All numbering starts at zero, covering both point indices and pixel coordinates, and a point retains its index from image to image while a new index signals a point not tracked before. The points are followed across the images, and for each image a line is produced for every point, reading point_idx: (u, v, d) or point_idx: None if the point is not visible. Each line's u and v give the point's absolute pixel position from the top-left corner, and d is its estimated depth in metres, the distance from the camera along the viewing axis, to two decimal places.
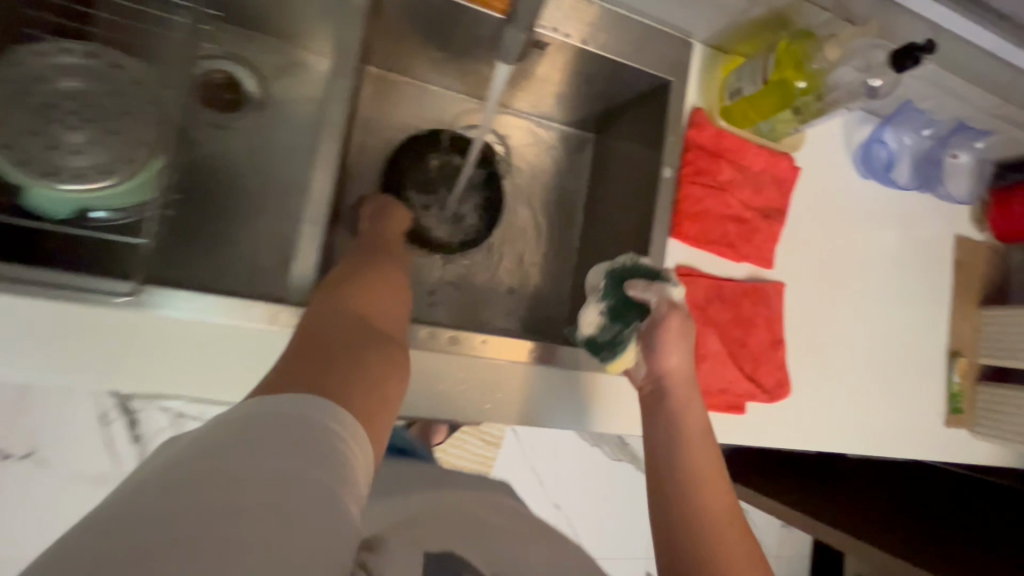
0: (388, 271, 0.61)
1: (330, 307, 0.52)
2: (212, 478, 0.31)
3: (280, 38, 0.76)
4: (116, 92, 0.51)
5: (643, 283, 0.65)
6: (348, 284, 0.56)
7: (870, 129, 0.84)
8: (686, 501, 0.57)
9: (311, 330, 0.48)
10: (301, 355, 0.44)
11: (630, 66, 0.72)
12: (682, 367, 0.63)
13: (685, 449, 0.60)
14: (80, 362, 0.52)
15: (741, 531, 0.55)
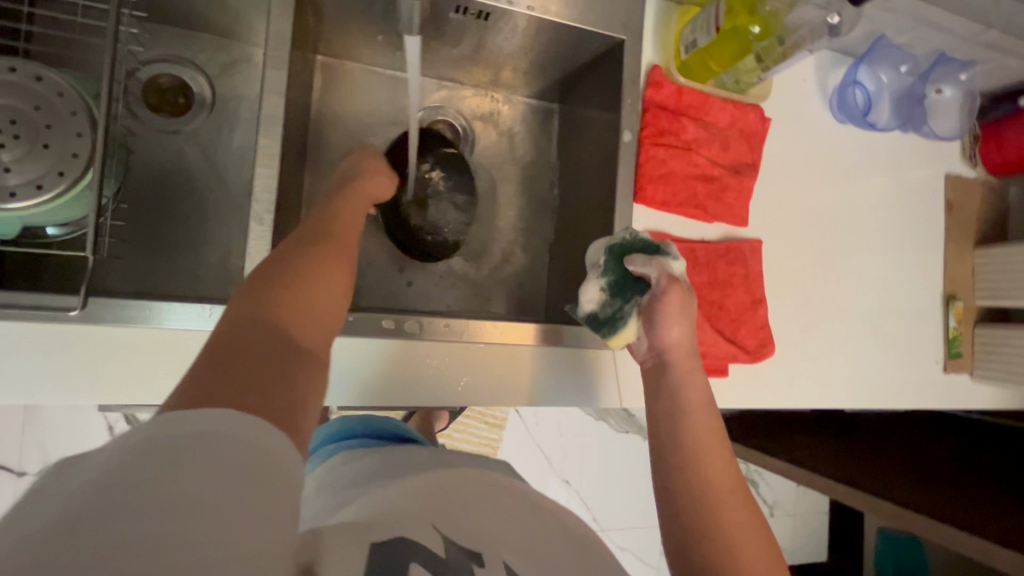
0: (342, 232, 0.53)
1: (271, 281, 0.42)
2: (130, 483, 0.24)
3: (222, 35, 0.74)
4: (36, 106, 0.49)
5: (641, 258, 0.63)
6: (297, 250, 0.46)
7: (844, 71, 0.80)
8: (695, 483, 0.54)
9: (243, 315, 0.38)
10: (235, 351, 0.34)
11: (579, 27, 0.69)
12: (681, 339, 0.61)
13: (693, 430, 0.57)
14: (38, 379, 0.52)
15: (742, 504, 0.54)
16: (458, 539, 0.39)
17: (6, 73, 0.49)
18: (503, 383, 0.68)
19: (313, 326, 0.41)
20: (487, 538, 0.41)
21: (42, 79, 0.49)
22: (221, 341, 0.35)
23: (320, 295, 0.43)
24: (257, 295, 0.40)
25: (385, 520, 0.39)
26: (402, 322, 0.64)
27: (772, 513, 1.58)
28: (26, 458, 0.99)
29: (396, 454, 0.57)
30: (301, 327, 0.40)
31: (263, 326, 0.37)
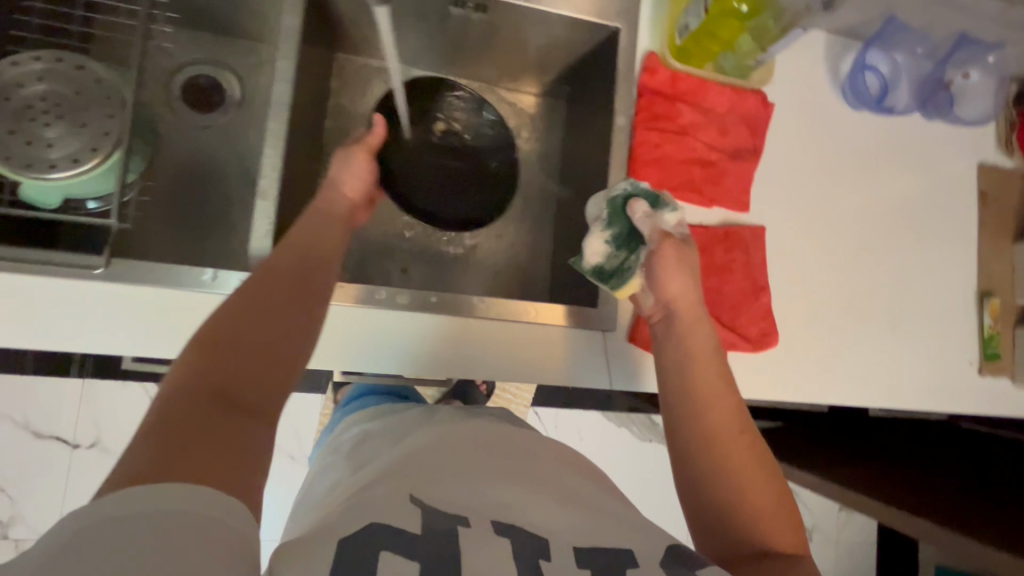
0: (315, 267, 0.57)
1: (225, 338, 0.46)
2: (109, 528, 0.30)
3: (251, 38, 0.81)
4: (77, 92, 0.56)
5: (643, 209, 0.64)
6: (259, 292, 0.51)
7: (855, 56, 0.78)
8: (703, 425, 0.54)
9: (190, 379, 0.42)
10: (185, 416, 0.39)
11: (574, 18, 0.72)
12: (686, 290, 0.62)
13: (703, 384, 0.56)
14: (68, 331, 0.59)
15: (754, 440, 0.54)
16: (439, 505, 0.41)
17: (53, 63, 0.56)
18: (515, 361, 0.69)
19: (269, 375, 0.46)
20: (474, 503, 0.42)
21: (83, 68, 0.57)
22: (175, 406, 0.40)
23: (272, 345, 0.48)
24: (208, 354, 0.44)
25: (365, 503, 0.41)
26: (395, 297, 0.67)
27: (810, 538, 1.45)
28: (81, 432, 1.17)
29: (401, 428, 0.61)
30: (253, 379, 0.45)
31: (211, 388, 0.42)
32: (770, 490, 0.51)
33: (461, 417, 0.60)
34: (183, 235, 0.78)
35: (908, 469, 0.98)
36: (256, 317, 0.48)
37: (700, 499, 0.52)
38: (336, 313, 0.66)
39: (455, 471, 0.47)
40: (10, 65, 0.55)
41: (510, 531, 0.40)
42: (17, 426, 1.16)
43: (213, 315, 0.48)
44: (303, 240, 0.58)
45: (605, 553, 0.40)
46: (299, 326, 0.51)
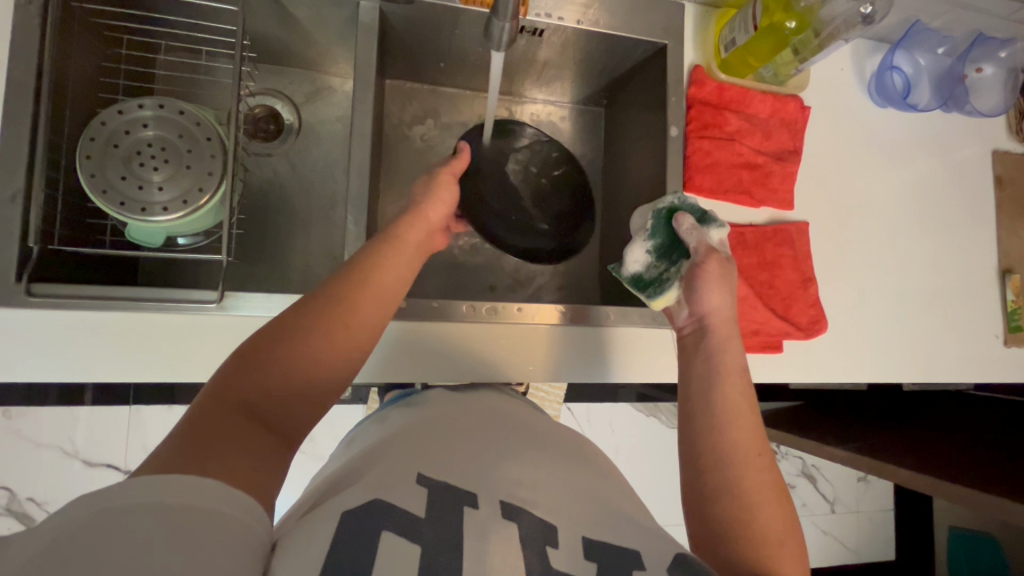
0: (370, 270, 0.55)
1: (278, 349, 0.46)
2: (112, 518, 0.30)
3: (308, 68, 0.84)
4: (180, 135, 0.60)
5: (689, 223, 0.68)
6: (323, 313, 0.50)
7: (880, 58, 0.83)
8: (720, 442, 0.55)
9: (239, 387, 0.43)
10: (221, 425, 0.40)
11: (625, 35, 0.75)
12: (723, 306, 0.63)
13: (732, 390, 0.58)
14: (178, 362, 0.60)
15: (766, 467, 0.54)
16: (446, 483, 0.44)
17: (158, 110, 0.60)
18: (507, 352, 0.72)
19: (304, 403, 0.47)
20: (518, 493, 0.45)
21: (183, 112, 0.60)
22: (214, 411, 0.41)
23: (317, 374, 0.48)
24: (258, 362, 0.45)
25: (383, 483, 0.44)
26: (479, 306, 0.70)
27: (833, 510, 1.43)
28: (130, 457, 1.11)
29: (422, 405, 0.64)
30: (288, 403, 0.45)
31: (251, 404, 0.43)
32: (775, 508, 0.52)
33: (489, 408, 0.62)
34: (257, 262, 0.80)
35: (930, 436, 1.03)
36: (308, 336, 0.48)
37: (698, 508, 0.53)
38: (424, 328, 0.70)
39: (492, 466, 0.48)
40: (118, 114, 0.59)
41: (518, 515, 0.42)
42: (66, 454, 1.09)
43: (273, 323, 0.49)
44: (365, 268, 0.55)
45: (610, 547, 0.42)
46: (346, 359, 0.50)
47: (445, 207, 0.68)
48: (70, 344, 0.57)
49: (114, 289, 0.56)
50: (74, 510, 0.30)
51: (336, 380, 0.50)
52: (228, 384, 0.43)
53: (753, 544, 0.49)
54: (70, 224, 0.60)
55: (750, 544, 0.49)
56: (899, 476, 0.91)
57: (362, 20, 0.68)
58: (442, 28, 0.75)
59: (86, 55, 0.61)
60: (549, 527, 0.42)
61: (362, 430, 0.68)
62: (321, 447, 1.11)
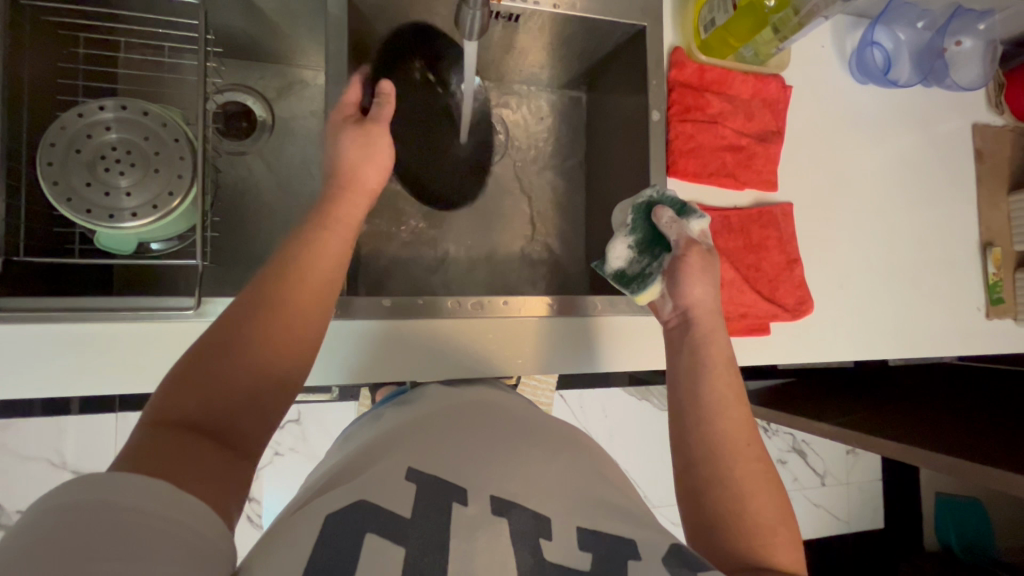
0: (342, 270, 0.54)
1: (221, 355, 0.44)
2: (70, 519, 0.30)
3: (279, 61, 0.81)
4: (145, 138, 0.58)
5: (668, 216, 0.67)
6: (267, 311, 0.47)
7: (861, 34, 0.83)
8: (709, 432, 0.55)
9: (181, 400, 0.41)
10: (165, 442, 0.38)
11: (604, 18, 0.74)
12: (706, 296, 0.63)
13: (721, 378, 0.58)
14: (159, 371, 0.58)
15: (756, 455, 0.54)
16: (433, 479, 0.44)
17: (120, 111, 0.57)
18: (495, 347, 0.71)
19: (260, 407, 0.45)
20: (512, 486, 0.45)
21: (147, 113, 0.58)
22: (157, 429, 0.39)
23: (266, 375, 0.45)
24: (200, 372, 0.43)
25: (370, 483, 0.43)
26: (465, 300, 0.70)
27: (823, 483, 1.46)
28: None
29: (414, 403, 0.63)
30: (240, 409, 0.43)
31: (197, 416, 0.41)
32: (768, 496, 0.52)
33: (480, 404, 0.61)
34: (237, 265, 0.78)
35: (915, 408, 1.05)
36: (263, 333, 0.46)
37: (692, 498, 0.53)
38: (411, 325, 0.69)
39: (479, 460, 0.48)
40: (78, 117, 0.56)
41: (508, 510, 0.42)
42: (54, 466, 1.07)
43: (214, 327, 0.46)
44: (316, 260, 0.52)
45: (604, 538, 0.41)
46: (298, 357, 0.48)
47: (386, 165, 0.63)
48: (46, 359, 0.55)
49: (86, 300, 0.54)
50: (39, 511, 0.31)
51: (290, 379, 0.48)
52: (189, 384, 0.42)
53: (746, 533, 0.50)
54: (35, 234, 0.58)
55: (743, 532, 0.50)
56: (887, 449, 0.92)
57: (332, 10, 0.66)
58: (417, 15, 0.72)
59: (41, 57, 0.59)
60: (542, 518, 0.42)
61: (358, 426, 0.67)
62: (314, 446, 1.10)
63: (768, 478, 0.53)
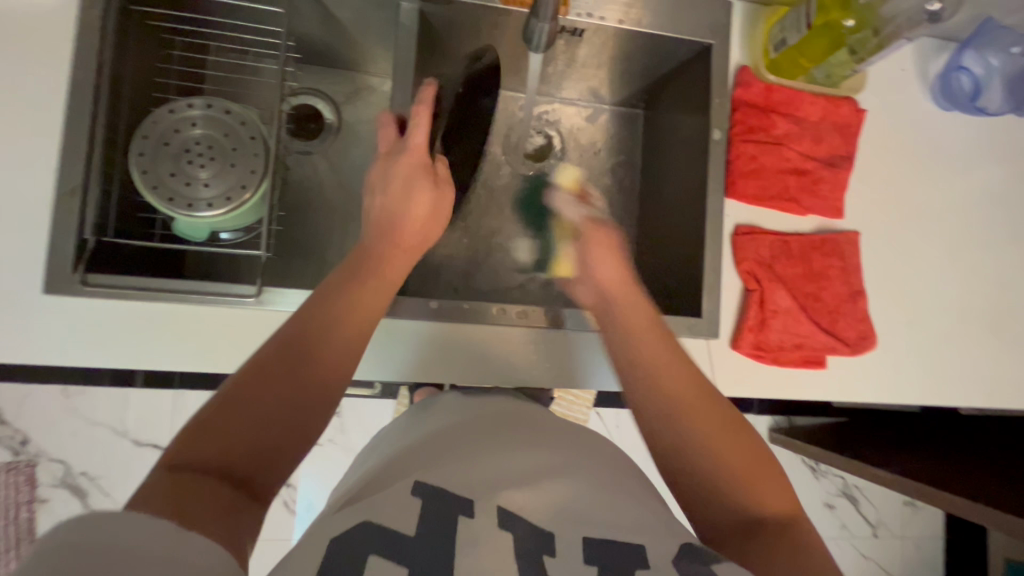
0: (361, 294, 0.53)
1: (238, 394, 0.43)
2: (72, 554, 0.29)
3: (349, 68, 0.85)
4: (226, 135, 0.62)
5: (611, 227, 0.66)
6: (293, 357, 0.46)
7: (946, 58, 0.78)
8: (664, 404, 0.51)
9: (199, 446, 0.40)
10: (179, 489, 0.37)
11: (669, 35, 0.73)
12: (615, 274, 0.61)
13: (677, 375, 0.52)
14: (216, 354, 0.61)
15: (713, 407, 0.51)
16: (440, 491, 0.43)
17: (206, 109, 0.62)
18: (534, 358, 0.71)
19: (282, 444, 0.43)
20: (533, 495, 0.44)
21: (230, 112, 0.63)
22: (172, 474, 0.38)
23: (290, 423, 0.44)
24: (221, 418, 0.41)
25: (376, 502, 0.42)
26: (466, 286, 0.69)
27: (875, 534, 1.35)
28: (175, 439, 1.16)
29: (431, 419, 0.62)
30: (262, 456, 0.42)
31: (214, 462, 0.40)
32: (739, 445, 0.49)
33: (497, 413, 0.61)
34: (295, 258, 0.81)
35: (989, 458, 0.96)
36: (280, 368, 0.45)
37: (688, 486, 0.48)
38: (453, 329, 0.69)
39: (503, 470, 0.47)
40: (169, 113, 0.61)
41: (514, 522, 0.41)
42: (117, 433, 1.15)
43: (237, 371, 0.45)
44: (337, 295, 0.52)
45: (613, 549, 0.40)
46: (318, 395, 0.47)
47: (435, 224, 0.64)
48: (117, 333, 0.59)
49: (160, 280, 0.58)
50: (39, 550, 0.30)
51: (314, 427, 0.46)
52: (206, 423, 0.41)
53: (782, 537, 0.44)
54: (122, 218, 0.63)
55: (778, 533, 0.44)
56: (958, 506, 0.85)
57: (403, 21, 0.69)
58: (482, 26, 0.74)
59: (142, 56, 0.65)
60: (545, 533, 0.41)
61: (379, 443, 0.66)
62: (351, 440, 1.13)
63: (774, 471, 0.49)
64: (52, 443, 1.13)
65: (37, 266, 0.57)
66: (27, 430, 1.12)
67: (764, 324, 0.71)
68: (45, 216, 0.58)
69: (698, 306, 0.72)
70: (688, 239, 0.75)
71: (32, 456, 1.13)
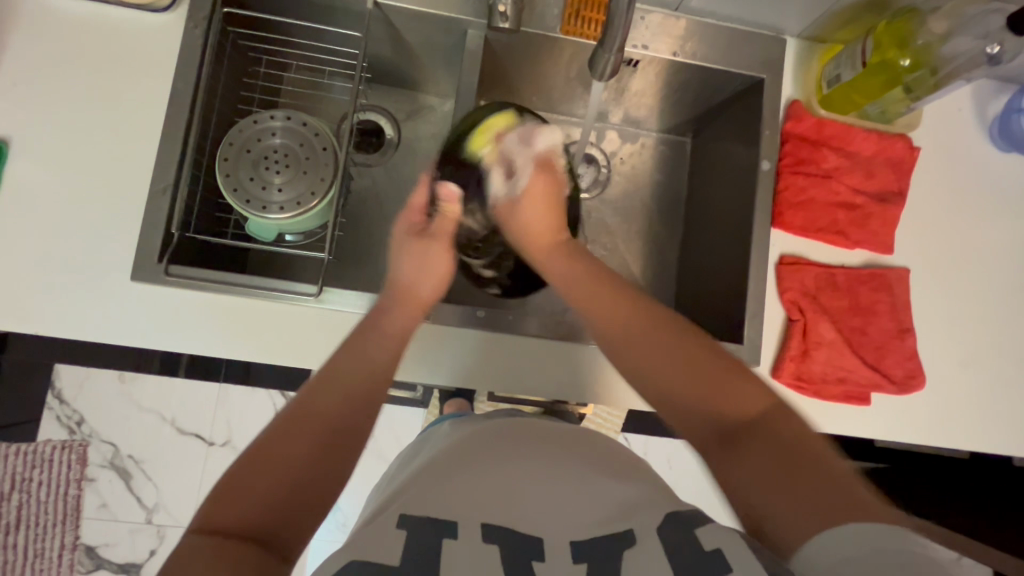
0: (362, 343, 0.57)
1: (258, 460, 0.45)
2: None
3: (411, 88, 0.90)
4: (301, 145, 0.67)
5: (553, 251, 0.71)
6: (308, 415, 0.49)
7: (1006, 99, 0.78)
8: (647, 371, 0.54)
9: (225, 511, 0.42)
10: (208, 549, 0.39)
11: (721, 68, 0.76)
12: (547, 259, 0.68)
13: (658, 359, 0.53)
14: (276, 347, 0.65)
15: (697, 358, 0.52)
16: (427, 518, 0.44)
17: (286, 121, 0.68)
18: (573, 373, 0.73)
19: (304, 496, 0.45)
20: (553, 514, 0.46)
21: (306, 125, 0.68)
22: (202, 540, 0.40)
23: (306, 475, 0.46)
24: (242, 481, 0.44)
25: (363, 537, 0.43)
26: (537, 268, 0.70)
27: None
28: (216, 430, 1.20)
29: (443, 437, 0.61)
30: (284, 510, 0.43)
31: (241, 523, 0.41)
32: (734, 391, 0.49)
33: (523, 421, 0.59)
34: (349, 263, 0.85)
35: None
36: (290, 428, 0.48)
37: (713, 458, 0.47)
38: (495, 339, 0.72)
39: (523, 486, 0.49)
40: (253, 123, 0.67)
41: (498, 537, 0.43)
42: (163, 421, 1.20)
43: (255, 440, 0.47)
44: (349, 355, 0.55)
45: (599, 543, 0.43)
46: (333, 441, 0.48)
47: (438, 281, 0.68)
48: (189, 322, 0.63)
49: (232, 275, 0.62)
50: None
51: (335, 475, 0.48)
52: (230, 491, 0.43)
53: (789, 481, 0.41)
54: (200, 215, 0.68)
55: (786, 477, 0.42)
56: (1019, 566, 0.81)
57: (468, 47, 0.74)
58: (541, 54, 0.77)
59: (232, 71, 0.72)
60: (535, 540, 0.44)
61: (404, 458, 0.64)
62: (383, 443, 1.16)
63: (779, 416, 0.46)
64: (105, 425, 1.19)
65: (129, 256, 0.63)
66: (81, 412, 1.19)
67: (806, 356, 0.71)
68: (140, 211, 0.64)
69: (739, 333, 0.73)
70: (733, 267, 0.76)
71: (86, 435, 1.20)
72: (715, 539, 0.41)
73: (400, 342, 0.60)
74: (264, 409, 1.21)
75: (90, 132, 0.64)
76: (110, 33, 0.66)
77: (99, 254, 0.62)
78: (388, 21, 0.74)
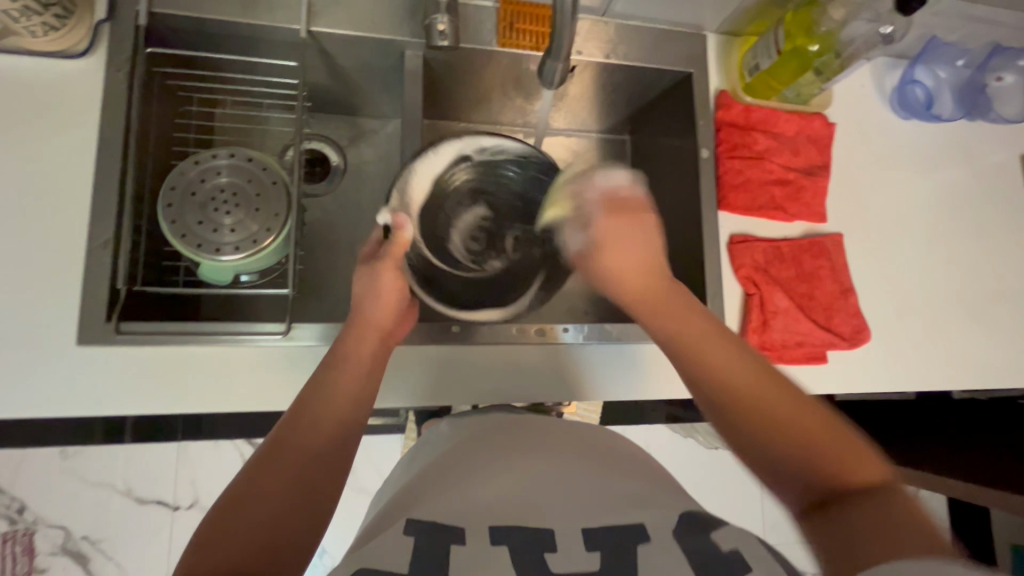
0: (327, 374, 0.55)
1: (236, 502, 0.43)
2: None
3: (352, 113, 0.89)
4: (248, 182, 0.65)
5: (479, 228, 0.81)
6: (285, 450, 0.48)
7: (901, 72, 0.87)
8: (719, 382, 0.52)
9: (198, 558, 0.40)
10: None
11: (651, 67, 0.80)
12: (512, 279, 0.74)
13: (731, 384, 0.52)
14: (246, 394, 0.62)
15: (773, 388, 0.51)
16: (436, 525, 0.44)
17: (230, 159, 0.65)
18: (554, 376, 0.73)
19: (285, 532, 0.43)
20: (555, 508, 0.46)
21: (252, 160, 0.66)
22: None
23: (280, 511, 0.44)
24: (217, 530, 0.42)
25: (371, 549, 0.42)
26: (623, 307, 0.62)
27: None
28: (180, 493, 1.12)
29: (438, 443, 0.61)
30: (265, 544, 0.42)
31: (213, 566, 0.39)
32: (807, 414, 0.49)
33: (512, 423, 0.60)
34: (310, 298, 0.82)
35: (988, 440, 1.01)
36: (268, 464, 0.46)
37: (782, 477, 0.47)
38: (469, 351, 0.71)
39: (524, 487, 0.49)
40: (195, 165, 0.64)
41: (507, 536, 0.43)
42: (117, 493, 1.11)
43: (230, 485, 0.45)
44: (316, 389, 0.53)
45: (615, 530, 0.44)
46: (315, 473, 0.47)
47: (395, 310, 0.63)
48: (148, 380, 0.59)
49: (191, 324, 0.60)
50: None
51: (319, 508, 0.46)
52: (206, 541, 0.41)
53: (879, 524, 0.40)
54: (146, 266, 0.65)
55: (869, 524, 0.41)
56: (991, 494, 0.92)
57: (408, 68, 0.74)
58: (481, 69, 0.79)
59: (162, 113, 0.69)
60: (545, 529, 0.44)
61: (398, 471, 0.62)
62: (362, 477, 1.12)
63: (850, 455, 0.46)
64: (49, 508, 1.08)
65: (71, 319, 0.58)
66: (22, 498, 1.07)
67: (766, 325, 0.75)
68: (77, 271, 0.59)
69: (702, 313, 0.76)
70: (687, 252, 0.80)
71: (30, 523, 1.08)
72: (734, 542, 0.42)
73: (375, 361, 0.58)
74: (230, 463, 1.13)
75: (11, 192, 0.59)
76: (19, 84, 0.61)
77: (35, 323, 0.58)
78: (323, 48, 0.73)
